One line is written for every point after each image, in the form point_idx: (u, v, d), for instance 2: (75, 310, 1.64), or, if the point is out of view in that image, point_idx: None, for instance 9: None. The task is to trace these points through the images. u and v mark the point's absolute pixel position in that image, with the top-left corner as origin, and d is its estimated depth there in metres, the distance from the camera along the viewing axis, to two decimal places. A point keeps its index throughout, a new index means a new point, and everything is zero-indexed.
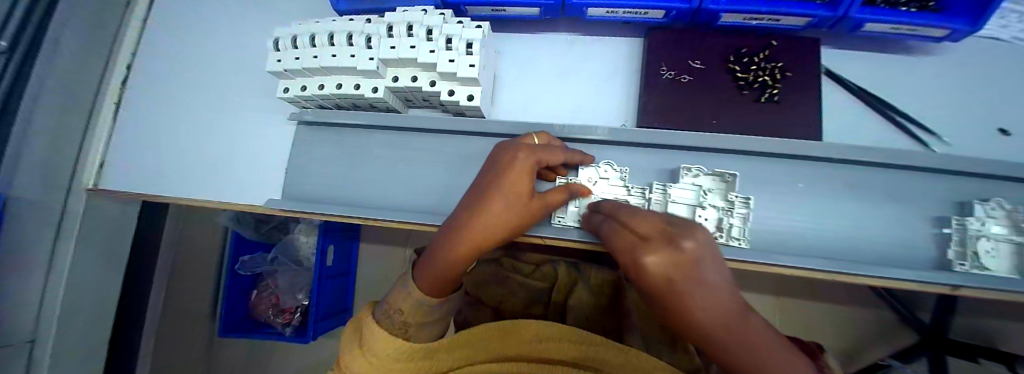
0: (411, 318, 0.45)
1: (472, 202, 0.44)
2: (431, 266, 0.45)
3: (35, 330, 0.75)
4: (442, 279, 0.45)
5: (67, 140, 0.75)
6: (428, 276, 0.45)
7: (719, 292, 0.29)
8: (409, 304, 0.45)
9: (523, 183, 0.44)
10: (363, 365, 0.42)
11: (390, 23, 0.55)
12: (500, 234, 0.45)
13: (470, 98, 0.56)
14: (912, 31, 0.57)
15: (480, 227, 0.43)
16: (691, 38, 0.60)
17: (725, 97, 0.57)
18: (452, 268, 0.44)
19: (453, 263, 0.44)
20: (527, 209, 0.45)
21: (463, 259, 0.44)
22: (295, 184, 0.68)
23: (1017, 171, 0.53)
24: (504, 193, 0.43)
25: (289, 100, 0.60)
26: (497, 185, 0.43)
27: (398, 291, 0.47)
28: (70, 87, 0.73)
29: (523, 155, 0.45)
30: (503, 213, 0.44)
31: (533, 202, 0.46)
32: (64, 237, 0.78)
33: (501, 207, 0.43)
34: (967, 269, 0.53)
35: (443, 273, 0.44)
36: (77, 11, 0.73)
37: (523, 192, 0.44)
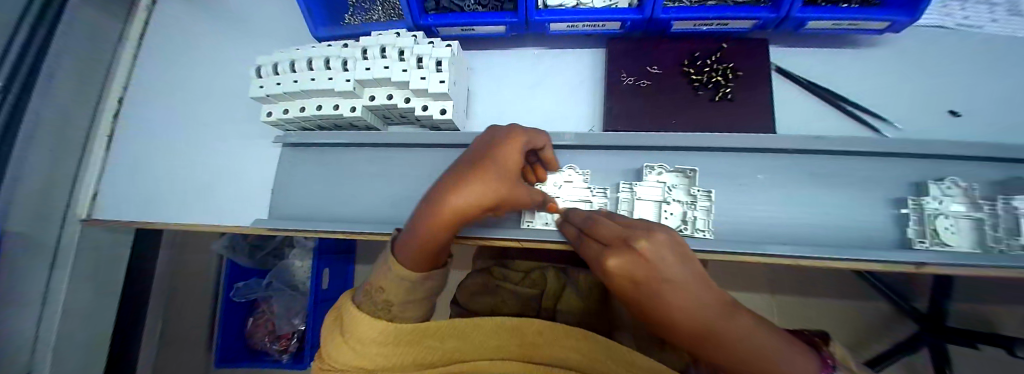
0: (395, 297, 0.44)
1: (464, 172, 0.41)
2: (410, 242, 0.42)
3: (31, 363, 0.76)
4: (420, 255, 0.42)
5: (61, 175, 0.78)
6: (407, 250, 0.43)
7: (688, 285, 0.31)
8: (391, 281, 0.44)
9: (510, 164, 0.44)
10: (348, 353, 0.40)
11: (365, 47, 0.59)
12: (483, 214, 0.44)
13: (443, 112, 0.59)
14: (852, 26, 0.61)
15: (463, 197, 0.39)
16: (648, 46, 0.64)
17: (683, 98, 0.60)
18: (429, 244, 0.41)
19: (430, 238, 0.40)
20: (515, 194, 0.45)
21: (436, 235, 0.40)
22: (282, 203, 0.71)
23: (963, 150, 0.57)
24: (493, 168, 0.42)
25: (272, 123, 0.64)
26: (488, 162, 0.42)
27: (380, 271, 0.46)
28: (66, 114, 0.77)
29: (512, 139, 0.46)
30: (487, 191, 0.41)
31: (519, 187, 0.46)
32: (59, 269, 0.80)
33: (493, 183, 0.41)
34: (928, 246, 0.55)
35: (421, 249, 0.42)
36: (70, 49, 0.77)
37: (513, 175, 0.44)
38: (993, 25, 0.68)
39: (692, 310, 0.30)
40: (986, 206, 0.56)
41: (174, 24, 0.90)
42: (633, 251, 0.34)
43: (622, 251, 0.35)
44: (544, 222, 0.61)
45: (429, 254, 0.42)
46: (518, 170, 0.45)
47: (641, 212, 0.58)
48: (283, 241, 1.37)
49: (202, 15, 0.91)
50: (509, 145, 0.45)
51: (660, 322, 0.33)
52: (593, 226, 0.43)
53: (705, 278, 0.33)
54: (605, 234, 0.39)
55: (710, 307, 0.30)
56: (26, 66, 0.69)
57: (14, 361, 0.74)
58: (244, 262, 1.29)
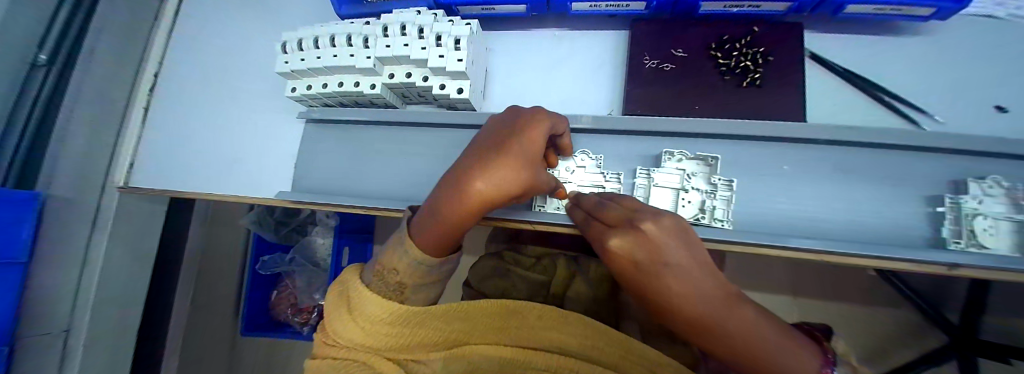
0: (407, 279, 0.44)
1: (490, 152, 0.41)
2: (430, 218, 0.42)
3: (70, 320, 0.83)
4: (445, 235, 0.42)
5: (99, 142, 0.84)
6: (426, 228, 0.43)
7: (691, 270, 0.31)
8: (403, 262, 0.44)
9: (538, 151, 0.44)
10: (355, 331, 0.41)
11: (386, 24, 0.60)
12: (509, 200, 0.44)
13: (460, 91, 0.60)
14: (897, 11, 0.57)
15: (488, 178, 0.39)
16: (673, 28, 0.62)
17: (708, 83, 0.58)
18: (451, 222, 0.41)
19: (454, 217, 0.40)
20: (538, 181, 0.45)
21: (462, 214, 0.40)
22: (304, 178, 0.73)
23: (1013, 147, 0.54)
24: (518, 150, 0.41)
25: (297, 99, 0.66)
26: (514, 144, 0.42)
27: (390, 252, 0.45)
28: (107, 86, 0.83)
29: (540, 122, 0.45)
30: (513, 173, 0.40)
31: (542, 173, 0.46)
32: (97, 233, 0.86)
33: (522, 168, 0.41)
34: (964, 248, 0.52)
35: (446, 229, 0.41)
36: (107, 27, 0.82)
37: (540, 162, 0.44)
38: None
39: (692, 295, 0.30)
40: None
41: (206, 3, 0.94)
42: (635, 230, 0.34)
43: (624, 233, 0.35)
44: (556, 207, 0.62)
45: (454, 234, 0.42)
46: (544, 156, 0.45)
47: (658, 200, 0.57)
48: (306, 219, 1.43)
49: None
50: (534, 128, 0.44)
51: (659, 307, 0.33)
52: (601, 208, 0.42)
53: (709, 265, 0.32)
54: (610, 217, 0.39)
55: (710, 294, 0.31)
56: (69, 39, 0.78)
57: (57, 315, 0.81)
58: (270, 238, 1.35)
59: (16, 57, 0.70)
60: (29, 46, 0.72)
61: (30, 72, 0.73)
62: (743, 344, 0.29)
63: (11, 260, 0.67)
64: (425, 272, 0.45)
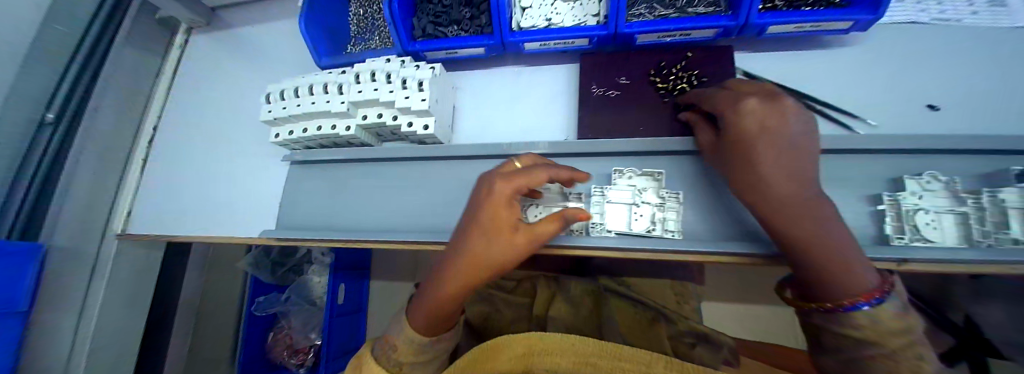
0: (404, 356, 0.45)
1: (466, 232, 0.45)
2: (422, 300, 0.46)
3: (66, 366, 0.89)
4: (435, 315, 0.44)
5: (98, 196, 0.92)
6: (420, 313, 0.45)
7: (764, 129, 0.40)
8: (401, 338, 0.46)
9: (498, 215, 0.43)
10: None
11: (358, 72, 0.67)
12: (485, 267, 0.44)
13: (425, 127, 0.65)
14: (816, 27, 0.63)
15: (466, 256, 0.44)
16: (617, 59, 0.69)
17: (650, 106, 0.64)
18: (442, 305, 0.44)
19: (441, 300, 0.44)
20: (508, 244, 0.43)
21: (449, 296, 0.44)
22: (287, 215, 0.78)
23: (940, 144, 0.58)
24: (486, 226, 0.44)
25: (280, 143, 0.72)
26: (483, 222, 0.44)
27: (393, 330, 0.48)
28: (111, 141, 0.94)
29: (502, 185, 0.44)
30: (487, 249, 0.43)
31: (514, 234, 0.44)
32: (95, 281, 0.93)
33: (490, 241, 0.43)
34: (908, 243, 0.55)
35: (434, 309, 0.44)
36: (109, 89, 0.93)
37: (503, 228, 0.43)
38: (973, 17, 0.73)
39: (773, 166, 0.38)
40: (969, 200, 0.57)
41: (210, 60, 1.04)
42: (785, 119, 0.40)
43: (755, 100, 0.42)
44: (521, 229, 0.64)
45: (445, 311, 0.44)
46: (511, 218, 0.44)
47: (614, 215, 0.61)
48: (303, 258, 1.44)
49: (228, 49, 1.03)
50: (500, 195, 0.44)
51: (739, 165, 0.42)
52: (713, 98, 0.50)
53: (783, 122, 0.40)
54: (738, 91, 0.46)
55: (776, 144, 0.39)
56: (77, 96, 0.88)
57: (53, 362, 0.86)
58: (267, 279, 1.35)
59: (21, 118, 0.78)
60: (38, 106, 0.82)
61: (36, 134, 0.82)
62: (811, 233, 0.35)
63: (11, 311, 0.74)
64: (417, 349, 0.45)
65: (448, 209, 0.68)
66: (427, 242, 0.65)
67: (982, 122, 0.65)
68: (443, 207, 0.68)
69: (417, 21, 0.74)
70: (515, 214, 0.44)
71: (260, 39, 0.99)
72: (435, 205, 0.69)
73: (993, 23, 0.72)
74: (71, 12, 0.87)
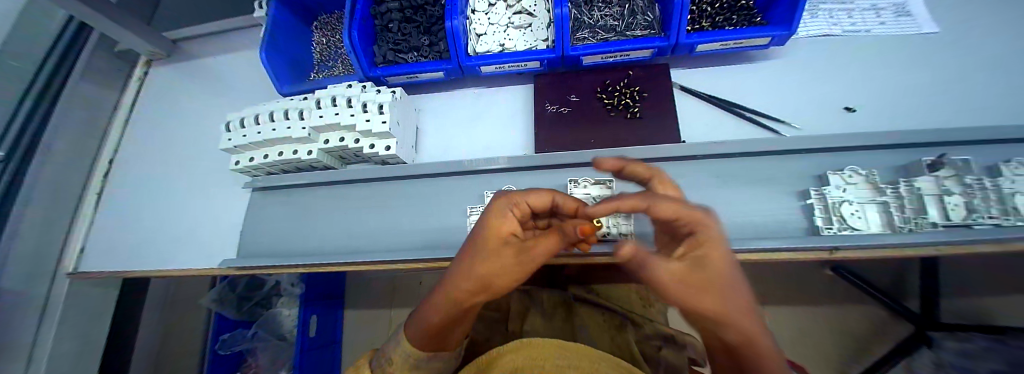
0: (400, 371, 0.40)
1: (467, 247, 0.41)
2: (419, 314, 0.40)
3: None
4: (426, 332, 0.38)
5: (50, 234, 0.88)
6: (417, 328, 0.39)
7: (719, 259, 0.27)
8: (399, 351, 0.40)
9: (490, 225, 0.39)
10: None
11: (318, 98, 0.69)
12: (470, 282, 0.37)
13: (387, 148, 0.67)
14: (739, 45, 0.71)
15: (460, 271, 0.38)
16: (567, 79, 0.74)
17: (599, 119, 0.69)
18: (438, 324, 0.38)
19: (437, 315, 0.38)
20: (497, 258, 0.37)
21: (443, 315, 0.37)
22: (248, 243, 0.77)
23: (857, 143, 0.64)
24: (483, 242, 0.39)
25: (240, 170, 0.73)
26: (478, 237, 0.39)
27: (392, 340, 0.43)
28: (66, 177, 0.92)
29: (500, 198, 0.41)
30: (484, 265, 0.37)
31: (507, 247, 0.39)
32: (45, 326, 0.87)
33: (481, 255, 0.38)
34: (836, 232, 0.60)
35: (422, 324, 0.38)
36: (67, 125, 0.91)
37: (496, 238, 0.38)
38: (880, 26, 0.84)
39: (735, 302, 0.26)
40: (889, 190, 0.63)
41: (173, 93, 1.04)
42: (711, 241, 0.28)
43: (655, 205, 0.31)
44: None
45: (433, 328, 0.38)
46: (507, 228, 0.39)
47: None
48: (270, 290, 1.37)
49: (194, 81, 1.04)
50: (498, 203, 0.40)
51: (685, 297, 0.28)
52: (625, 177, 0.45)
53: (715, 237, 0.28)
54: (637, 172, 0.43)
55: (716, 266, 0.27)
56: (30, 132, 0.87)
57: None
58: (232, 315, 1.28)
59: None
60: None
61: None
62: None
63: None
64: (416, 365, 0.40)
65: (411, 227, 0.69)
66: (391, 261, 0.65)
67: (892, 120, 0.72)
68: (406, 225, 0.70)
69: (378, 49, 0.79)
70: (511, 225, 0.39)
71: (228, 70, 1.03)
72: (399, 225, 0.70)
73: (904, 29, 0.82)
74: (15, 53, 0.87)
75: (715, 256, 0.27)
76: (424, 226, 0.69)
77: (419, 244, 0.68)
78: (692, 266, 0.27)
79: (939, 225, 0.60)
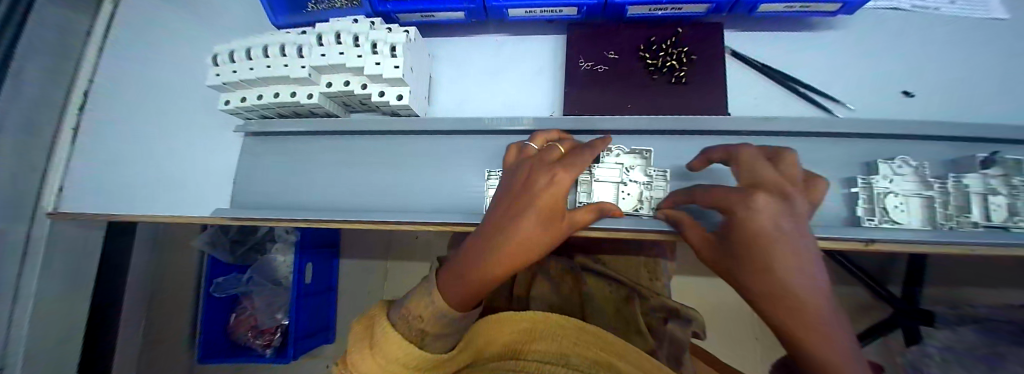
0: (432, 328, 0.38)
1: (509, 209, 0.40)
2: (460, 271, 0.38)
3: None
4: (470, 292, 0.37)
5: (24, 165, 0.75)
6: (456, 286, 0.38)
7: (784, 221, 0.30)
8: (428, 306, 0.38)
9: (543, 190, 0.38)
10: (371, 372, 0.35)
11: (320, 33, 0.60)
12: (517, 250, 0.38)
13: (400, 97, 0.59)
14: (806, 8, 0.62)
15: (517, 231, 0.37)
16: (606, 32, 0.65)
17: (639, 82, 0.62)
18: (485, 281, 0.37)
19: (487, 274, 0.37)
20: (546, 217, 0.38)
21: (495, 274, 0.37)
22: (244, 194, 0.71)
23: (918, 131, 0.59)
24: (535, 206, 0.38)
25: (230, 111, 0.65)
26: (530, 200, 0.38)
27: (419, 295, 0.40)
28: (41, 103, 0.75)
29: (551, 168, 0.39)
30: (534, 224, 0.38)
31: (554, 211, 0.39)
32: (28, 268, 0.79)
33: (531, 216, 0.38)
34: (877, 224, 0.57)
35: (464, 282, 0.37)
36: (38, 35, 0.74)
37: (547, 203, 0.38)
38: (949, 7, 0.73)
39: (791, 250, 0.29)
40: (937, 185, 0.58)
41: (143, 15, 0.88)
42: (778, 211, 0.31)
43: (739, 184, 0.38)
44: None
45: (478, 285, 0.37)
46: (556, 196, 0.38)
47: (599, 195, 0.58)
48: (264, 236, 1.33)
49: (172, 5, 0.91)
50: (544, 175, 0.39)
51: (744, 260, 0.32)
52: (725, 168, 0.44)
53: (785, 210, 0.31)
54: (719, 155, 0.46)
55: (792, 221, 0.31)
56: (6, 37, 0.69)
57: None
58: (224, 259, 1.24)
59: None
60: None
61: None
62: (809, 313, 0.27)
63: None
64: (445, 322, 0.38)
65: (423, 187, 0.64)
66: (402, 222, 0.60)
67: (950, 108, 0.66)
68: (416, 184, 0.64)
69: None
70: (561, 196, 0.38)
71: None
72: (410, 183, 0.64)
73: (971, 12, 0.72)
74: None
75: (771, 223, 0.31)
76: (436, 187, 0.63)
77: (431, 206, 0.63)
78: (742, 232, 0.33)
79: (979, 225, 0.57)
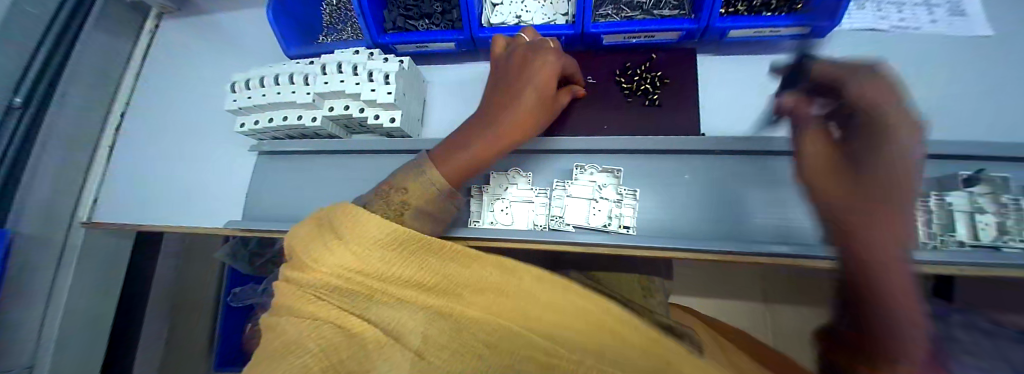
0: (418, 200, 0.42)
1: (509, 89, 0.46)
2: (469, 144, 0.44)
3: (33, 359, 0.87)
4: (469, 163, 0.44)
5: (69, 181, 0.90)
6: (460, 160, 0.44)
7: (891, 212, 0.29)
8: (427, 176, 0.43)
9: (535, 77, 0.46)
10: (336, 255, 0.30)
11: (324, 63, 0.67)
12: (512, 130, 0.45)
13: (393, 120, 0.65)
14: (775, 33, 0.65)
15: (518, 108, 0.45)
16: (585, 58, 0.70)
17: (615, 105, 0.66)
18: (490, 150, 0.44)
19: (495, 144, 0.44)
20: (537, 97, 0.46)
21: (501, 142, 0.45)
22: (255, 206, 0.78)
23: None
24: (530, 86, 0.46)
25: (245, 133, 0.72)
26: (526, 80, 0.46)
27: (407, 173, 0.44)
28: (79, 126, 0.91)
29: (542, 62, 0.47)
30: (530, 101, 0.46)
31: (545, 92, 0.47)
32: (62, 272, 0.90)
33: (530, 96, 0.45)
34: None
35: (471, 153, 0.44)
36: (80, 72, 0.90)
37: (540, 82, 0.46)
38: (930, 25, 0.74)
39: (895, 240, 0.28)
40: (919, 203, 0.59)
41: (184, 49, 1.03)
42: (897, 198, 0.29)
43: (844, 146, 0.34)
44: (490, 221, 0.64)
45: (481, 154, 0.44)
46: (544, 80, 0.47)
47: (574, 210, 0.62)
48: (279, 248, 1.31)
49: (204, 38, 1.03)
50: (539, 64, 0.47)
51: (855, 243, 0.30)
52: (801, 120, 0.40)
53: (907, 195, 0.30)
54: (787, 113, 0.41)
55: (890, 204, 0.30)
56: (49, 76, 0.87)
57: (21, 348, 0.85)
58: (242, 268, 1.32)
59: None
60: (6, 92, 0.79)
61: (4, 116, 0.79)
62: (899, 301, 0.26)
63: None
64: (438, 194, 0.43)
65: None
66: None
67: (934, 126, 0.66)
68: None
69: (388, 14, 0.75)
70: (551, 80, 0.47)
71: (238, 28, 1.01)
72: None
73: (955, 30, 0.73)
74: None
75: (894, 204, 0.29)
76: None
77: None
78: (812, 193, 0.35)
79: (966, 244, 0.56)
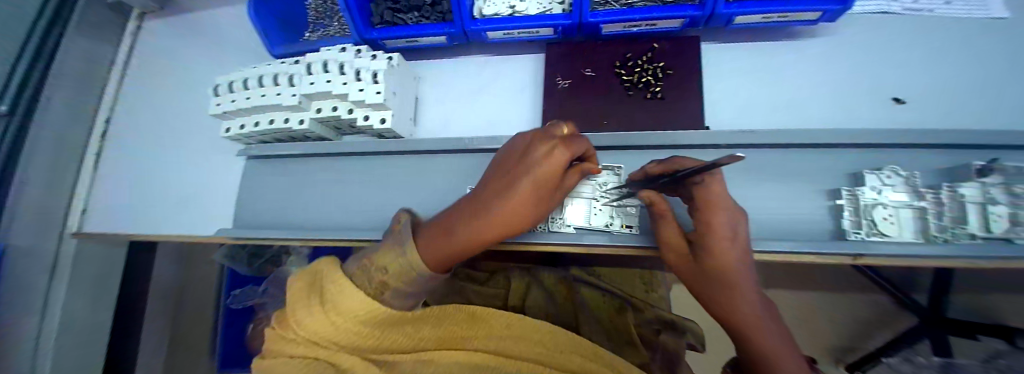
0: (394, 281, 0.34)
1: (506, 175, 0.34)
2: (447, 236, 0.34)
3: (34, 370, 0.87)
4: (450, 256, 0.35)
5: (55, 190, 0.88)
6: (437, 250, 0.34)
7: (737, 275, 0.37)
8: (399, 260, 0.34)
9: (537, 166, 0.32)
10: (323, 325, 0.32)
11: (310, 63, 0.64)
12: (498, 229, 0.34)
13: (384, 121, 0.62)
14: (784, 18, 0.61)
15: (512, 206, 0.33)
16: (584, 50, 0.67)
17: (616, 98, 0.63)
18: (473, 245, 0.35)
19: (478, 240, 0.35)
20: (539, 190, 0.33)
21: (488, 240, 0.35)
22: (247, 212, 0.76)
23: (907, 140, 0.57)
24: (533, 176, 0.32)
25: (231, 137, 0.69)
26: (528, 171, 0.32)
27: (386, 248, 0.36)
28: (65, 133, 0.88)
29: (552, 147, 0.32)
30: (525, 198, 0.32)
31: (552, 181, 0.33)
32: (56, 283, 0.89)
33: (529, 190, 0.32)
34: (864, 237, 0.55)
35: (447, 249, 0.34)
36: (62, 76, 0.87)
37: (547, 175, 0.32)
38: (943, 6, 0.71)
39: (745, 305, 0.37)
40: (929, 195, 0.55)
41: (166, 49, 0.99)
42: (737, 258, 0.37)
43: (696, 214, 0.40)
44: None
45: (456, 250, 0.34)
46: (551, 169, 0.32)
47: (575, 211, 0.59)
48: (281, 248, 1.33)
49: (186, 35, 0.99)
50: (548, 151, 0.32)
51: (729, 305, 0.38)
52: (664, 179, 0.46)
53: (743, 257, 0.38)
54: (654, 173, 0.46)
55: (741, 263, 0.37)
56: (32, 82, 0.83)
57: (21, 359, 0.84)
58: (243, 270, 1.30)
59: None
60: None
61: None
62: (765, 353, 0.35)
63: None
64: (414, 280, 0.34)
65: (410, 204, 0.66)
66: None
67: (948, 113, 0.64)
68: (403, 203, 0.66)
69: (375, 8, 0.71)
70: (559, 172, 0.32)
71: (220, 25, 0.97)
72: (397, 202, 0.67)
73: (968, 11, 0.70)
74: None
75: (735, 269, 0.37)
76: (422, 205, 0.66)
77: None
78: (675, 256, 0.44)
79: (978, 237, 0.52)
